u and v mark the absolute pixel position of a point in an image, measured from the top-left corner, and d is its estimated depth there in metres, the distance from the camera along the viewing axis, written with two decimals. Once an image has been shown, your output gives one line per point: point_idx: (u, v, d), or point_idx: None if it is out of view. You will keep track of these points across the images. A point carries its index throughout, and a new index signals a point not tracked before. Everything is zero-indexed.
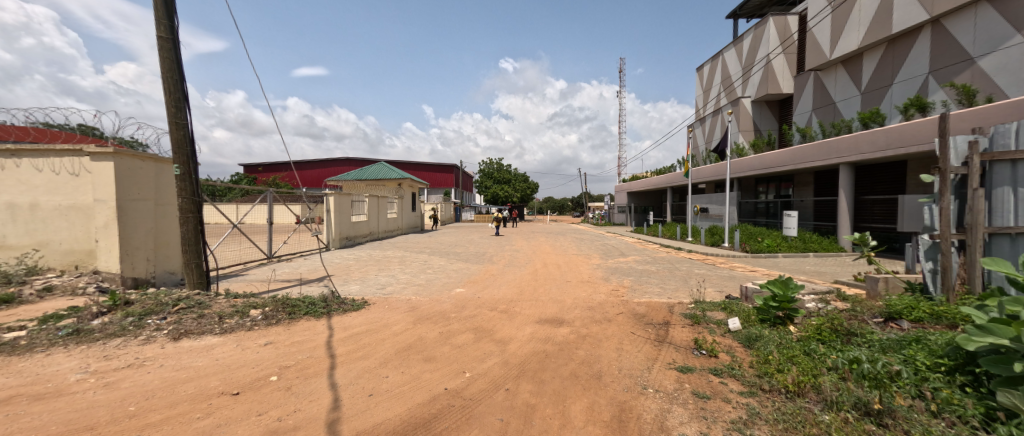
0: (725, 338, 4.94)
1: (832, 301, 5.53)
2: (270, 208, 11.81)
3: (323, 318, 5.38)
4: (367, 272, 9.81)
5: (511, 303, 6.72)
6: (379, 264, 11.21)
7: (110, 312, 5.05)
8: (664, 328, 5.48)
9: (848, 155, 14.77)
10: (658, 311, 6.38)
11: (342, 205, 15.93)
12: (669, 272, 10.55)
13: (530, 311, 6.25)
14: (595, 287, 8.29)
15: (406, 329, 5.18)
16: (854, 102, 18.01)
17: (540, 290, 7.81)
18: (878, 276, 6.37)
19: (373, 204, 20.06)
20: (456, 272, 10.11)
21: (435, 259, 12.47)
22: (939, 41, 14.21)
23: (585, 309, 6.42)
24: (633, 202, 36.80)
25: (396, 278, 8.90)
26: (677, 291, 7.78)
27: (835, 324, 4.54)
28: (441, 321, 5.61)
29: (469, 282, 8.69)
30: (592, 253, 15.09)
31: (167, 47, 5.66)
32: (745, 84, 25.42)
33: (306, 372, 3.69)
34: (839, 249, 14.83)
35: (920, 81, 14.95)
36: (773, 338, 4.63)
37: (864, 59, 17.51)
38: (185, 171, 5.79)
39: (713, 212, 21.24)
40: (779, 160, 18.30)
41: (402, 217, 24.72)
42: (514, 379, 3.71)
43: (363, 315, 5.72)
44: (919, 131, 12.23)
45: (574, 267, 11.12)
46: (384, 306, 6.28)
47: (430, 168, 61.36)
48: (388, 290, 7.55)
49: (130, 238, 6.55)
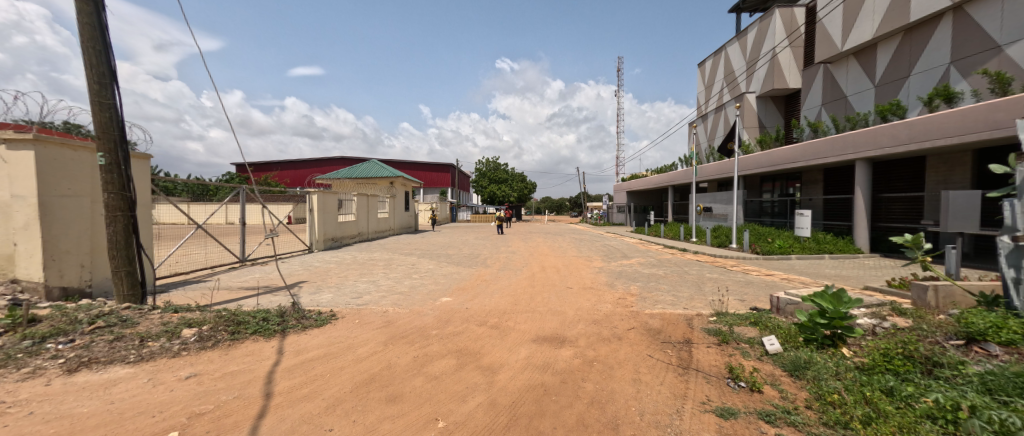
0: (764, 364, 4.01)
1: (889, 317, 4.61)
2: (242, 207, 10.78)
3: (274, 338, 4.40)
4: (346, 277, 8.84)
5: (505, 316, 5.76)
6: (361, 268, 10.22)
7: (6, 332, 4.06)
8: (686, 349, 4.58)
9: (865, 151, 13.81)
10: (676, 326, 5.46)
11: (327, 205, 14.93)
12: (679, 276, 9.61)
13: (526, 326, 5.31)
14: (599, 294, 7.35)
15: (374, 352, 4.22)
16: (867, 96, 17.16)
17: (537, 300, 6.85)
18: (926, 284, 5.64)
19: (363, 203, 19.09)
20: (445, 277, 9.15)
21: (425, 263, 11.54)
22: (962, 28, 13.39)
23: (590, 323, 5.49)
24: (633, 202, 35.88)
25: (376, 285, 7.93)
26: (693, 300, 6.85)
27: (910, 352, 3.60)
28: (418, 340, 4.65)
29: (458, 289, 7.72)
30: (593, 255, 14.14)
31: (87, 11, 4.69)
32: (749, 79, 24.59)
33: (222, 423, 2.73)
34: (855, 250, 14.03)
35: (940, 72, 14.13)
36: (827, 366, 3.72)
37: (878, 50, 16.68)
38: (110, 160, 4.83)
39: (717, 212, 20.43)
40: (789, 156, 17.40)
41: (394, 217, 23.76)
42: (502, 433, 2.76)
43: (326, 333, 4.75)
44: (946, 122, 11.30)
45: (575, 271, 10.15)
46: (353, 321, 5.31)
47: (427, 167, 60.35)
48: (364, 300, 6.58)
49: (57, 241, 5.58)
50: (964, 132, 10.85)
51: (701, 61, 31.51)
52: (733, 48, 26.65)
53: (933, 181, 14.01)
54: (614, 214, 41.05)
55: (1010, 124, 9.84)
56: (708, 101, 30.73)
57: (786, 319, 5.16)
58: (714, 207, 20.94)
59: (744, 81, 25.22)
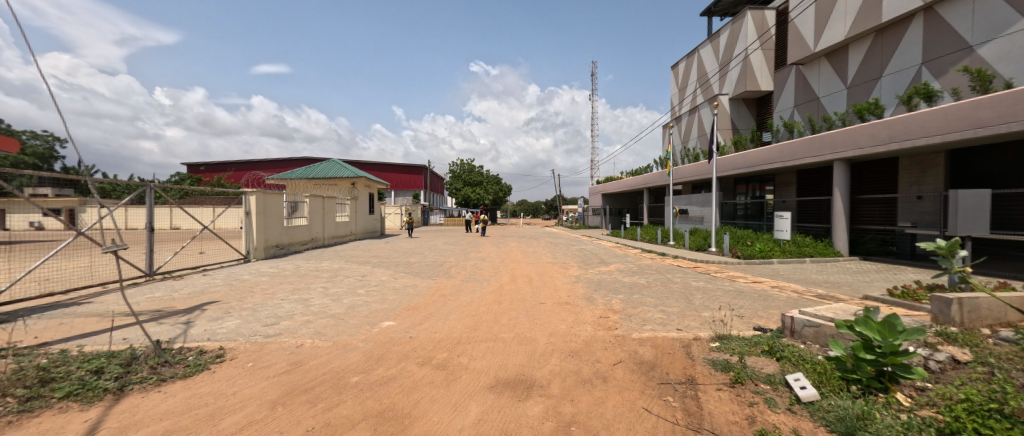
0: (801, 422, 2.94)
1: (943, 346, 3.65)
2: (148, 207, 8.93)
3: (96, 406, 2.94)
4: (272, 295, 7.26)
5: (457, 350, 4.46)
6: (299, 282, 8.62)
7: None
8: (692, 394, 3.48)
9: (843, 151, 13.38)
10: (672, 357, 4.34)
11: (270, 207, 13.09)
12: (664, 286, 8.60)
13: (482, 364, 4.07)
14: (577, 312, 6.20)
15: (246, 424, 2.80)
16: (839, 97, 17.04)
17: (502, 322, 5.62)
18: (948, 297, 4.98)
19: (317, 206, 17.22)
20: (396, 292, 7.69)
21: (378, 273, 10.05)
22: (934, 29, 13.27)
23: (567, 356, 4.31)
24: (609, 204, 35.33)
25: (305, 306, 6.42)
26: (686, 319, 5.79)
27: (1003, 405, 2.60)
28: (325, 397, 3.25)
29: (407, 309, 6.33)
30: (569, 261, 13.00)
31: None
32: (722, 80, 24.40)
33: None
34: (834, 253, 13.65)
35: (912, 73, 13.99)
36: (898, 429, 2.65)
37: (849, 51, 16.59)
38: None
39: (694, 214, 19.98)
40: (766, 157, 16.99)
41: (355, 220, 21.91)
42: None
43: (189, 390, 3.31)
44: (927, 120, 10.86)
45: (549, 282, 8.94)
46: (244, 365, 3.87)
47: (397, 169, 58.28)
48: (279, 329, 5.12)
49: None
50: (946, 131, 10.41)
51: (675, 63, 31.40)
52: (706, 49, 26.50)
53: (906, 182, 13.84)
54: (590, 217, 40.62)
55: (996, 122, 9.41)
56: (681, 103, 30.53)
57: (808, 347, 4.19)
58: (689, 210, 20.52)
59: (717, 83, 25.02)
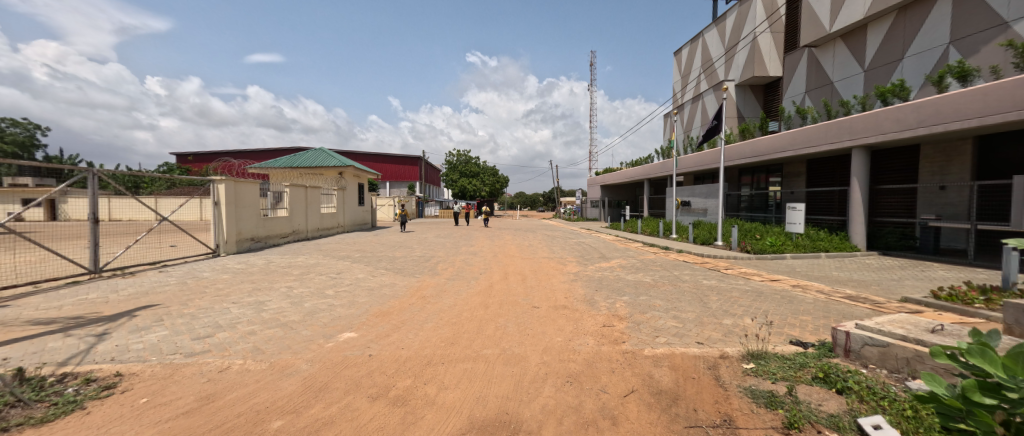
0: None
1: None
2: (93, 197, 7.88)
3: None
4: (224, 297, 6.29)
5: (425, 374, 3.53)
6: (262, 281, 7.63)
7: None
8: None
9: (864, 136, 12.39)
10: (697, 384, 3.41)
11: (242, 197, 12.03)
12: (673, 286, 7.66)
13: (453, 397, 3.12)
14: (577, 319, 5.27)
15: None
16: (856, 80, 16.01)
17: (488, 333, 4.68)
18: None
19: (299, 196, 16.18)
20: (369, 293, 6.72)
21: (355, 270, 9.07)
22: (965, 4, 12.25)
23: (564, 384, 3.37)
24: (608, 195, 34.46)
25: (256, 311, 5.46)
26: (706, 329, 4.85)
27: None
28: None
29: (376, 316, 5.36)
30: (567, 256, 12.06)
31: None
32: (728, 65, 23.25)
33: None
34: (852, 248, 12.71)
35: (938, 54, 12.97)
36: None
37: (867, 31, 15.54)
38: None
39: (697, 206, 19.03)
40: (776, 145, 15.99)
41: (343, 212, 21.00)
42: None
43: None
44: (963, 101, 9.85)
45: (545, 280, 7.99)
46: (136, 401, 2.91)
47: (392, 160, 57.00)
48: (211, 344, 4.15)
49: None
50: (985, 114, 9.43)
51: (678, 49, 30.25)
52: (711, 33, 25.33)
53: (928, 172, 12.92)
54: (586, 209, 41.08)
55: None
56: (684, 90, 29.40)
57: (871, 372, 3.30)
58: (693, 201, 19.56)
59: (723, 68, 23.88)
